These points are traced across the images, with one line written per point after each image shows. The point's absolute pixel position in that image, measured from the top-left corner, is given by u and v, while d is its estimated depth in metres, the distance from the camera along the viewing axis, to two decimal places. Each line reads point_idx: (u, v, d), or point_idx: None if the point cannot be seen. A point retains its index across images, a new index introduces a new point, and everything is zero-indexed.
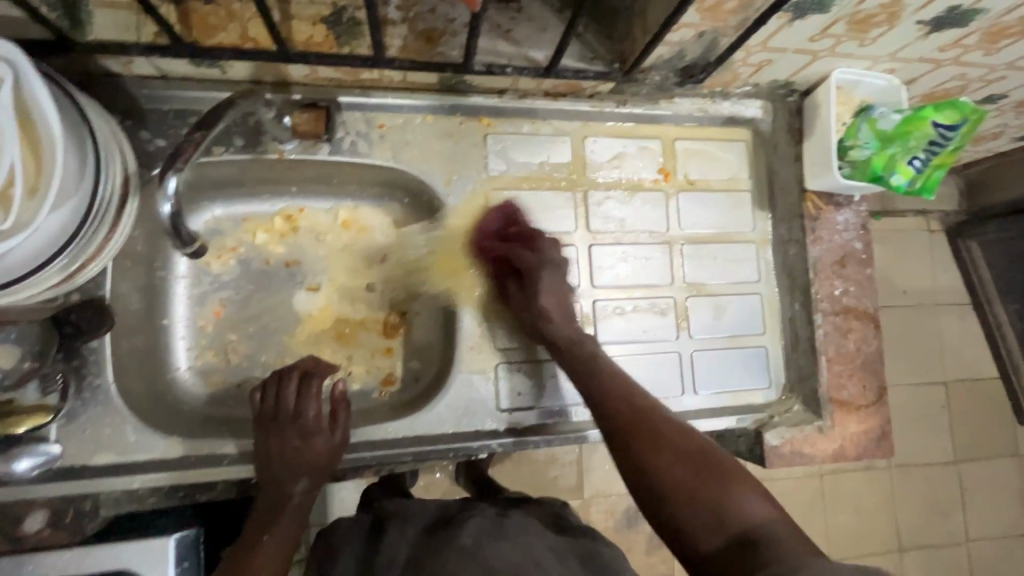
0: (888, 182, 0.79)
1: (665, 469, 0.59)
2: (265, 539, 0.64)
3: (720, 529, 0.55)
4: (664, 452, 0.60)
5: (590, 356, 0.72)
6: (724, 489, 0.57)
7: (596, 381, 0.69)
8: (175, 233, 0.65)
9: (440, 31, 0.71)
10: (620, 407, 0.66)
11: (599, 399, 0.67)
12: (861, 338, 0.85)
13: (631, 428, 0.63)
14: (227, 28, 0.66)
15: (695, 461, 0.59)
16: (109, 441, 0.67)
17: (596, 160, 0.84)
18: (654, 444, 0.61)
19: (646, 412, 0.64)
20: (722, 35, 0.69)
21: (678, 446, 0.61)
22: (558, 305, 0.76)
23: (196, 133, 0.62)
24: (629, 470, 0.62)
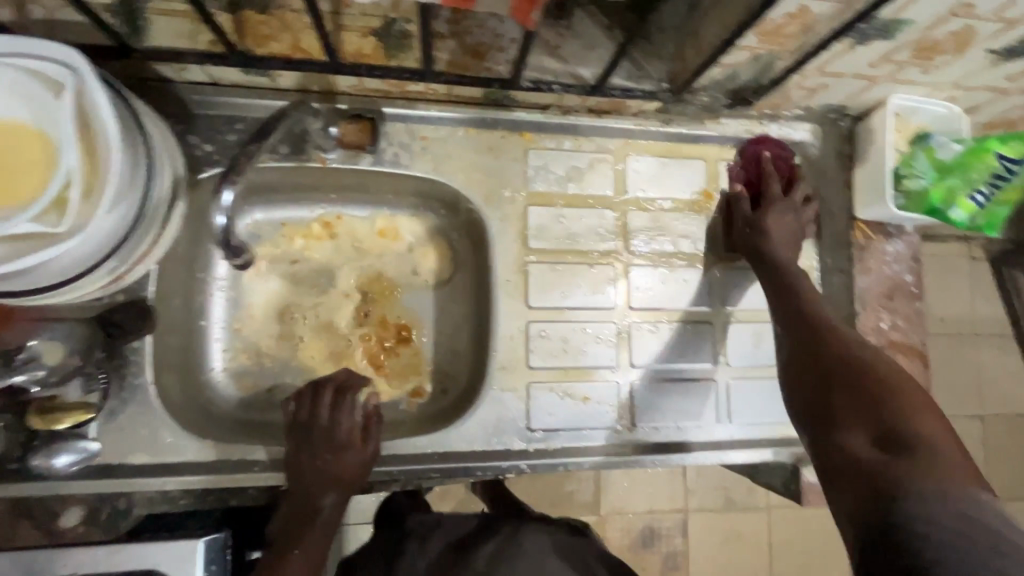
0: (946, 216, 0.75)
1: (852, 418, 0.57)
2: (296, 553, 0.65)
3: (878, 431, 0.55)
4: (881, 401, 0.57)
5: (804, 302, 0.70)
6: (902, 409, 0.55)
7: (798, 319, 0.69)
8: (224, 242, 0.66)
9: (488, 45, 0.71)
10: (839, 348, 0.63)
11: (807, 331, 0.67)
12: (906, 374, 0.82)
13: (833, 368, 0.62)
14: (279, 38, 0.66)
15: (869, 385, 0.58)
16: (145, 442, 0.68)
17: (637, 180, 0.83)
18: (856, 391, 0.59)
19: (863, 359, 0.61)
20: (779, 59, 0.67)
21: (908, 408, 0.55)
22: (782, 231, 0.77)
23: (253, 145, 0.64)
24: (817, 393, 0.62)
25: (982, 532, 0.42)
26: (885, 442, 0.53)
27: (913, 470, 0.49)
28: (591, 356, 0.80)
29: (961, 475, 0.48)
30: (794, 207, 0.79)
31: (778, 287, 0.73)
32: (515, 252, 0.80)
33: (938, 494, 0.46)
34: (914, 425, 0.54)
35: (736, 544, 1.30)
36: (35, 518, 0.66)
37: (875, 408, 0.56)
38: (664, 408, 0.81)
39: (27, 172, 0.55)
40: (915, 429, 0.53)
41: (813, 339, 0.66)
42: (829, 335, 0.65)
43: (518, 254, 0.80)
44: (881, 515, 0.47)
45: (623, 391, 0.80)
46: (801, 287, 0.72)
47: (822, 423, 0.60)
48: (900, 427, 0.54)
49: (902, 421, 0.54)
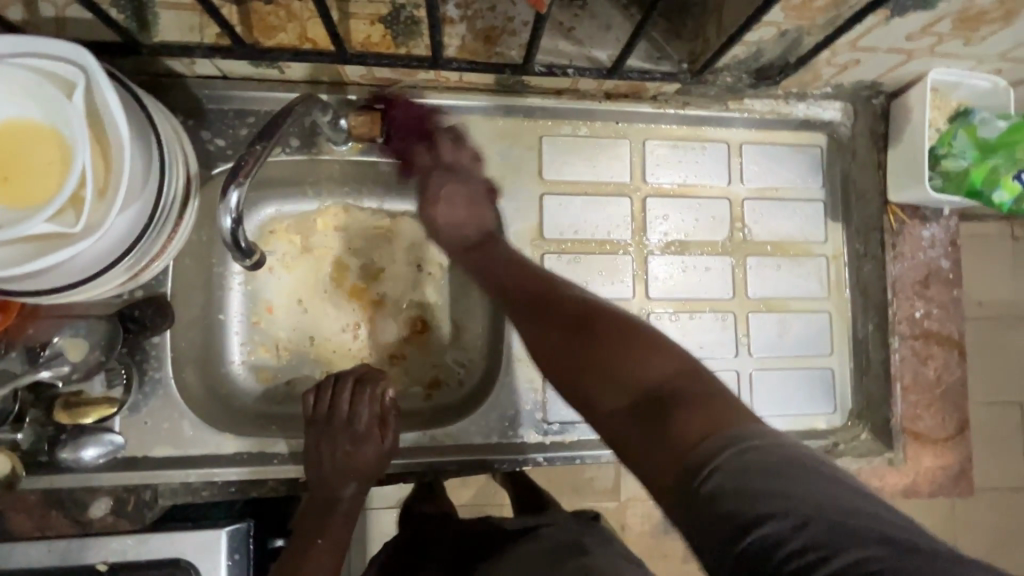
0: (988, 198, 0.71)
1: (597, 375, 0.51)
2: (320, 544, 0.65)
3: (621, 387, 0.49)
4: (608, 361, 0.51)
5: (524, 271, 0.68)
6: (617, 353, 0.51)
7: (518, 287, 0.66)
8: (235, 246, 0.62)
9: (499, 30, 0.68)
10: (556, 311, 0.59)
11: (535, 293, 0.63)
12: (942, 365, 0.78)
13: (552, 332, 0.58)
14: (287, 28, 0.66)
15: (579, 336, 0.55)
16: (167, 434, 0.70)
17: (657, 165, 0.80)
18: (592, 346, 0.53)
19: (574, 323, 0.57)
20: (808, 34, 0.63)
21: (628, 360, 0.50)
22: (453, 200, 0.75)
23: (258, 146, 0.60)
24: (555, 369, 0.56)
25: (802, 499, 0.36)
26: (637, 395, 0.48)
27: (674, 415, 0.44)
28: None
29: (734, 412, 0.43)
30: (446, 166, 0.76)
31: (483, 249, 0.72)
32: (528, 243, 0.78)
33: (709, 427, 0.42)
34: (646, 375, 0.49)
35: None
36: (65, 509, 0.67)
37: (606, 358, 0.52)
38: None
39: (40, 171, 0.55)
40: (650, 374, 0.48)
41: (539, 297, 0.63)
42: (553, 300, 0.62)
43: (533, 245, 0.78)
44: (692, 491, 0.40)
45: None
46: (520, 259, 0.70)
47: (577, 401, 0.53)
48: (636, 376, 0.49)
49: (636, 360, 0.50)
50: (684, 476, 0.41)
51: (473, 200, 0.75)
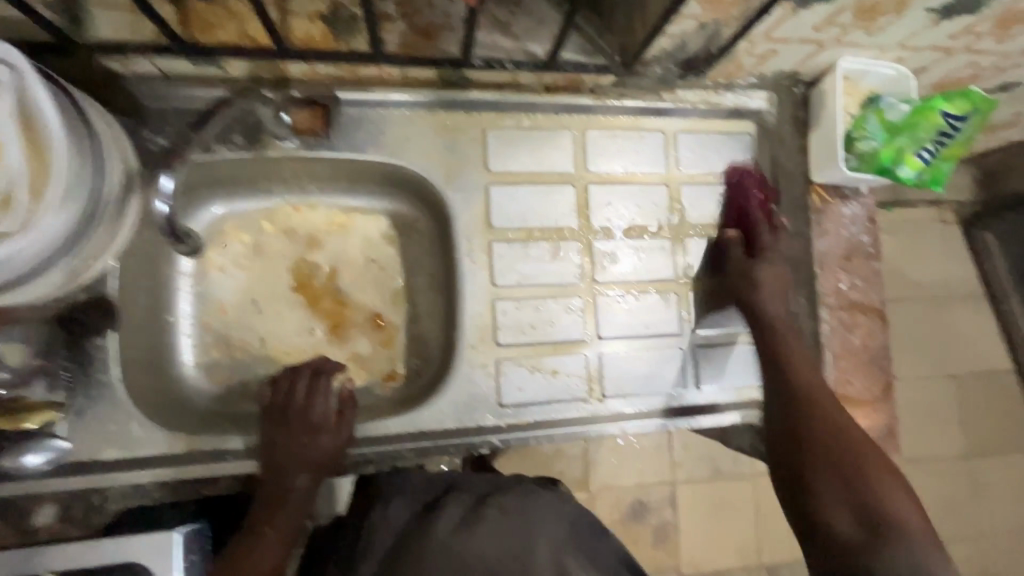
0: (896, 174, 0.78)
1: (838, 498, 0.61)
2: (267, 530, 0.66)
3: (856, 512, 0.59)
4: (856, 482, 0.61)
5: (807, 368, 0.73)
6: (885, 493, 0.59)
7: (805, 381, 0.71)
8: (170, 230, 0.67)
9: (438, 26, 0.71)
10: (838, 417, 0.67)
11: (813, 389, 0.70)
12: (867, 332, 0.84)
13: (817, 457, 0.64)
14: (226, 26, 0.66)
15: (900, 497, 0.59)
16: (115, 437, 0.68)
17: (599, 155, 0.84)
18: (840, 469, 0.62)
19: (861, 439, 0.65)
20: (725, 26, 0.68)
21: (870, 479, 0.61)
22: (774, 284, 0.79)
23: None
24: (794, 470, 0.66)
25: None
26: (871, 522, 0.58)
27: (915, 547, 0.54)
28: (562, 331, 0.81)
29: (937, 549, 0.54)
30: (782, 255, 0.81)
31: (769, 359, 0.75)
32: (477, 233, 0.80)
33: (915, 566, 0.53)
34: (863, 508, 0.59)
35: (723, 513, 1.34)
36: (11, 517, 0.66)
37: (864, 492, 0.60)
38: (633, 377, 0.82)
39: None
40: (892, 509, 0.58)
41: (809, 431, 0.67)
42: (812, 399, 0.69)
43: (482, 235, 0.80)
44: None
45: (591, 362, 0.82)
46: (772, 332, 0.76)
47: (800, 513, 0.64)
48: (876, 504, 0.59)
49: (899, 498, 0.59)
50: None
51: (786, 284, 0.80)
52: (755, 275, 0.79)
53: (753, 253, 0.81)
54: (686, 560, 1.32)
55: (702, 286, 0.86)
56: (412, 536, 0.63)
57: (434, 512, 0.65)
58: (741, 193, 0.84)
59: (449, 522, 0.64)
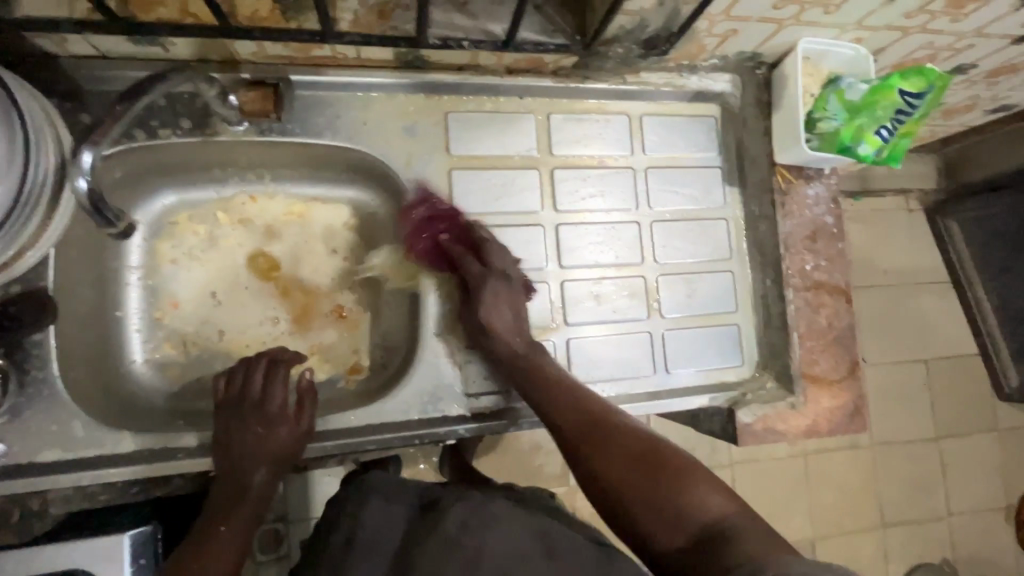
0: (855, 152, 0.79)
1: (645, 511, 0.57)
2: (223, 529, 0.64)
3: (677, 529, 0.56)
4: (655, 500, 0.57)
5: (566, 388, 0.69)
6: (667, 490, 0.58)
7: (561, 405, 0.67)
8: (96, 212, 0.59)
9: (392, 4, 0.68)
10: (603, 452, 0.62)
11: (580, 414, 0.66)
12: (832, 313, 0.84)
13: (613, 468, 0.60)
14: (166, 2, 0.63)
15: (706, 494, 0.57)
16: (56, 437, 0.64)
17: (563, 139, 0.82)
18: (644, 476, 0.59)
19: (619, 456, 0.61)
20: (682, 3, 0.67)
21: (645, 486, 0.58)
22: (502, 317, 0.74)
23: (119, 107, 0.58)
24: (598, 492, 0.61)
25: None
26: (692, 533, 0.55)
27: (726, 545, 0.52)
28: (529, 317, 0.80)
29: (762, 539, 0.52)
30: (508, 284, 0.75)
31: (524, 389, 0.71)
32: (440, 219, 0.78)
33: (742, 554, 0.50)
34: (683, 510, 0.56)
35: None
36: None
37: (655, 495, 0.58)
38: (601, 362, 0.81)
39: None
40: (701, 511, 0.56)
41: (589, 437, 0.64)
42: (582, 404, 0.67)
43: (446, 221, 0.78)
44: None
45: (559, 349, 0.81)
46: (535, 355, 0.73)
47: (625, 531, 0.59)
48: (683, 509, 0.56)
49: (689, 490, 0.57)
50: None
51: (519, 310, 0.75)
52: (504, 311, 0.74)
53: (472, 284, 0.76)
54: None
55: (457, 328, 0.78)
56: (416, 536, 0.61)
57: (444, 510, 0.63)
58: (445, 224, 0.77)
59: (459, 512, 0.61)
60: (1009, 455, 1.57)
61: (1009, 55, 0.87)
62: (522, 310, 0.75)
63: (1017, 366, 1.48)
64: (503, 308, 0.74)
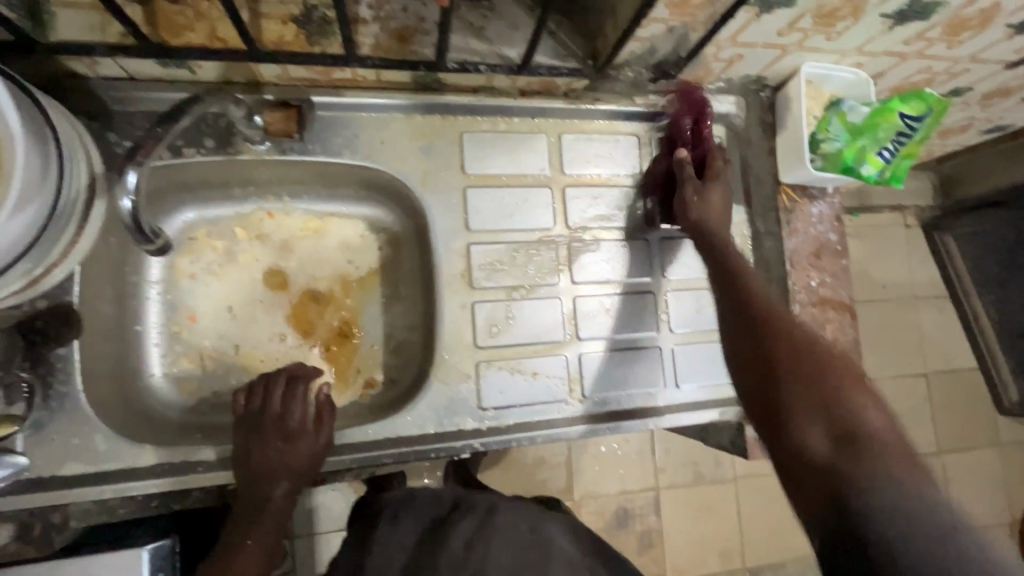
0: (858, 173, 0.81)
1: (801, 406, 0.52)
2: (249, 543, 0.65)
3: (828, 419, 0.51)
4: (823, 388, 0.52)
5: (757, 297, 0.62)
6: (847, 395, 0.51)
7: (762, 311, 0.60)
8: (137, 230, 0.63)
9: (412, 29, 0.71)
10: (799, 365, 0.54)
11: (753, 311, 0.60)
12: (838, 328, 0.86)
13: (781, 352, 0.56)
14: (195, 27, 0.65)
15: (881, 418, 0.50)
16: (78, 450, 0.65)
17: (574, 158, 0.85)
18: (813, 371, 0.53)
19: (824, 392, 0.52)
20: (692, 30, 0.70)
21: (826, 405, 0.51)
22: (719, 210, 0.72)
23: (160, 129, 0.61)
24: (762, 381, 0.56)
25: (917, 553, 0.41)
26: (845, 428, 0.49)
27: (876, 466, 0.46)
28: (541, 331, 0.81)
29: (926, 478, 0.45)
30: (728, 185, 0.75)
31: (717, 274, 0.67)
32: (455, 235, 0.80)
33: (896, 491, 0.44)
34: (846, 416, 0.50)
35: (706, 517, 1.36)
36: None
37: (820, 391, 0.52)
38: (613, 377, 0.83)
39: None
40: (865, 424, 0.49)
41: (753, 317, 0.60)
42: (754, 297, 0.62)
43: (461, 236, 0.80)
44: (838, 538, 0.45)
45: (571, 364, 0.82)
46: (734, 289, 0.64)
47: (764, 412, 0.55)
48: (846, 414, 0.50)
49: (859, 402, 0.51)
50: (845, 512, 0.45)
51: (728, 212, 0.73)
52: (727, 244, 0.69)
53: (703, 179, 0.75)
54: (671, 567, 1.33)
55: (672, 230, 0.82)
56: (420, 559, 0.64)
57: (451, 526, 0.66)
58: (693, 107, 0.77)
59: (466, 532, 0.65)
60: (1011, 470, 1.58)
61: (1002, 79, 0.90)
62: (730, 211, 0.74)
63: (1016, 381, 1.51)
64: (731, 236, 0.71)
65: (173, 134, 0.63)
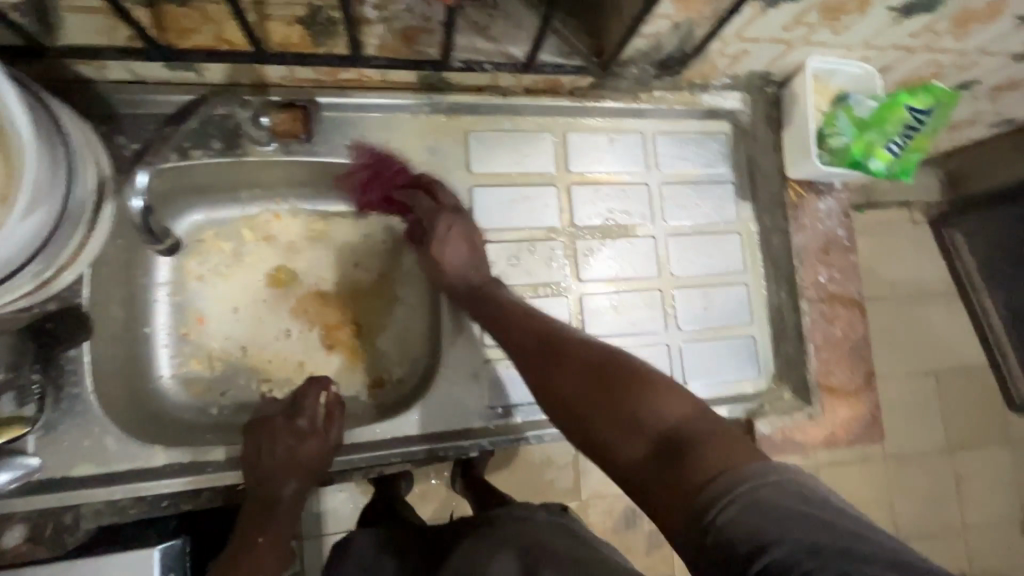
0: (868, 167, 0.80)
1: (611, 422, 0.51)
2: (262, 541, 0.65)
3: (635, 433, 0.49)
4: (615, 406, 0.51)
5: (581, 345, 0.58)
6: (637, 397, 0.51)
7: (563, 362, 0.57)
8: (147, 229, 0.65)
9: (418, 29, 0.69)
10: (631, 401, 0.51)
11: (536, 332, 0.63)
12: (847, 324, 0.85)
13: (566, 376, 0.56)
14: (202, 30, 0.65)
15: (670, 416, 0.49)
16: (89, 452, 0.65)
17: (579, 156, 0.85)
18: (610, 388, 0.53)
19: (637, 410, 0.50)
20: (696, 26, 0.69)
21: (649, 427, 0.49)
22: (455, 240, 0.75)
23: (168, 129, 0.68)
24: (585, 424, 0.53)
25: (794, 534, 0.38)
26: (653, 437, 0.48)
27: (696, 456, 0.45)
28: None
29: (749, 453, 0.44)
30: (457, 210, 0.77)
31: (489, 317, 0.69)
32: None
33: (722, 468, 0.43)
34: (653, 419, 0.49)
35: None
36: None
37: (623, 405, 0.51)
38: None
39: None
40: (663, 418, 0.49)
41: (546, 343, 0.60)
42: (541, 322, 0.64)
43: None
44: (704, 525, 0.41)
45: None
46: (523, 318, 0.66)
47: (590, 446, 0.53)
48: (642, 416, 0.50)
49: (661, 397, 0.50)
50: (693, 508, 0.43)
51: (473, 234, 0.76)
52: (503, 285, 0.76)
53: (430, 215, 0.77)
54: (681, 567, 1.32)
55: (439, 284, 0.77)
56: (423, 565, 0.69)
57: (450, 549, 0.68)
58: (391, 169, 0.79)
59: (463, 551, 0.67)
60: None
61: (1012, 72, 0.89)
62: (474, 239, 0.76)
63: None
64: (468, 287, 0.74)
65: (180, 132, 0.70)
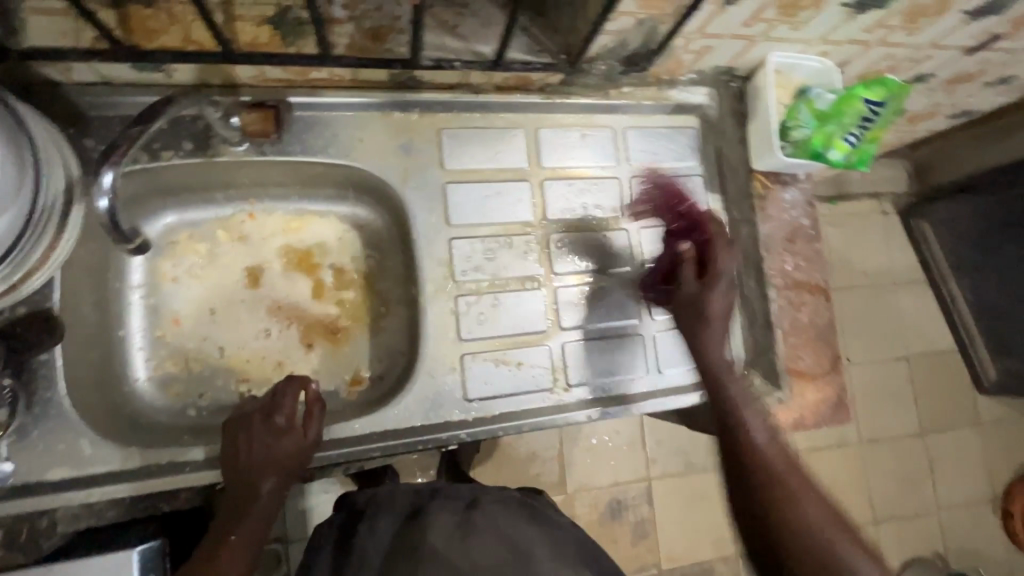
0: (826, 158, 0.84)
1: (799, 528, 0.60)
2: (233, 540, 0.65)
3: (809, 554, 0.58)
4: (808, 521, 0.60)
5: (753, 431, 0.68)
6: (803, 506, 0.61)
7: (756, 458, 0.65)
8: (115, 228, 0.64)
9: (386, 28, 0.72)
10: (782, 515, 0.61)
11: (784, 458, 0.65)
12: (813, 310, 0.88)
13: (755, 473, 0.64)
14: (169, 31, 0.66)
15: (820, 518, 0.60)
16: (63, 456, 0.65)
17: (551, 152, 0.86)
18: (790, 494, 0.62)
19: (788, 526, 0.60)
20: (660, 23, 0.72)
21: (840, 562, 0.57)
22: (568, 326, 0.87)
23: (134, 130, 0.62)
24: (769, 528, 0.61)
25: None
26: (812, 547, 0.59)
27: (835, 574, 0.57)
28: (524, 323, 0.83)
29: (833, 545, 0.58)
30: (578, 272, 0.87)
31: (714, 412, 0.71)
32: (436, 231, 0.81)
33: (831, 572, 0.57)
34: (822, 539, 0.59)
35: (697, 506, 1.38)
36: None
37: (805, 517, 0.60)
38: (596, 365, 0.84)
39: None
40: (812, 525, 0.60)
41: (735, 444, 0.67)
42: (732, 409, 0.70)
43: (443, 232, 0.81)
44: None
45: (555, 353, 0.83)
46: (722, 395, 0.72)
47: (764, 545, 0.62)
48: (816, 532, 0.59)
49: (798, 499, 0.62)
50: None
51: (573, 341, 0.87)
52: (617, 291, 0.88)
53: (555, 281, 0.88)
54: (666, 556, 1.34)
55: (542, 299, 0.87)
56: (404, 543, 0.65)
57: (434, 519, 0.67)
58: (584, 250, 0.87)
59: (446, 537, 0.64)
60: (992, 448, 1.62)
61: (964, 65, 0.93)
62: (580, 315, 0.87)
63: (995, 361, 1.54)
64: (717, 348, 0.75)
65: (149, 134, 0.64)
